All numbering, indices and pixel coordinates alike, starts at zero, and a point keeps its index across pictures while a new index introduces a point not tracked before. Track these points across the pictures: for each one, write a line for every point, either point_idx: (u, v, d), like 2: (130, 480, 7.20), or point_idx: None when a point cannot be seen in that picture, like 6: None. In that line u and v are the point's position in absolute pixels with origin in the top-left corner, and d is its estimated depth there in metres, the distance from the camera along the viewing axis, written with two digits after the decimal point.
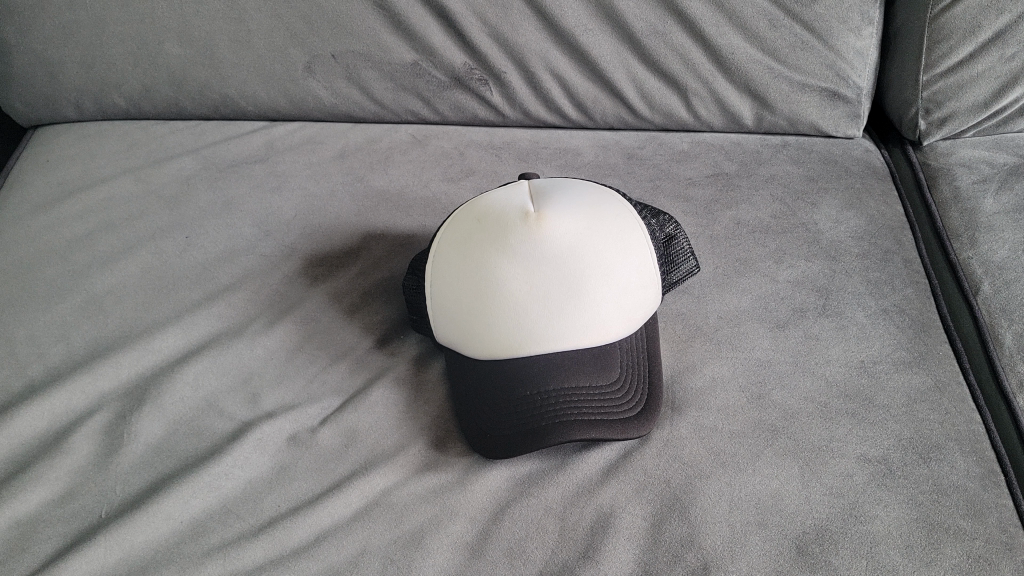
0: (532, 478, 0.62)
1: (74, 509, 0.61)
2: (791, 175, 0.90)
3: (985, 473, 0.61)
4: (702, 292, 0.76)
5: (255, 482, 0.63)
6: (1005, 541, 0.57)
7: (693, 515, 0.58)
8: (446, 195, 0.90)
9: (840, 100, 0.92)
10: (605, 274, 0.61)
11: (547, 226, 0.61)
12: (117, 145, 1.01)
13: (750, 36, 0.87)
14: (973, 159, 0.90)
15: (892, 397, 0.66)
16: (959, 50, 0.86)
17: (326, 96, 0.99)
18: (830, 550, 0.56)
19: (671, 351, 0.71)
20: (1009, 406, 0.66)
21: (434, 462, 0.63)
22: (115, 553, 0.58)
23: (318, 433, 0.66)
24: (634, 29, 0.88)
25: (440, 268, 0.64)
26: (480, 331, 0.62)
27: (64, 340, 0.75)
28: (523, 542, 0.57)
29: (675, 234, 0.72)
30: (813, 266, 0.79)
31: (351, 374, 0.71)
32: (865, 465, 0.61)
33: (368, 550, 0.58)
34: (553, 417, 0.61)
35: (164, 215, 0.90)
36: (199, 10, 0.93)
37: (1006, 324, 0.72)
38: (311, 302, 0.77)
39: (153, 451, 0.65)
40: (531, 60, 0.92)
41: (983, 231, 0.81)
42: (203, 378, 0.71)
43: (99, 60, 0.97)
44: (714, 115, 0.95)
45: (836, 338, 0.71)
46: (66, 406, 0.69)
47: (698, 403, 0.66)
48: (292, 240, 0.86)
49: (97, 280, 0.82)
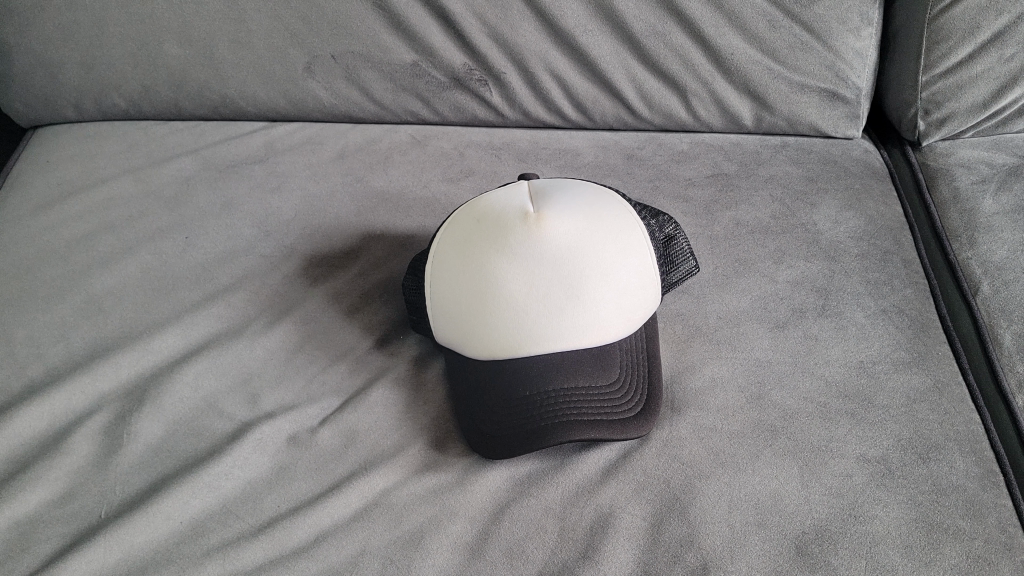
0: (532, 479, 0.62)
1: (74, 509, 0.61)
2: (790, 176, 0.90)
3: (985, 473, 0.61)
4: (702, 292, 0.76)
5: (255, 482, 0.63)
6: (1005, 541, 0.57)
7: (693, 515, 0.58)
8: (446, 196, 0.90)
9: (840, 101, 0.92)
10: (605, 274, 0.61)
11: (547, 226, 0.61)
12: (117, 146, 1.01)
13: (749, 37, 0.87)
14: (972, 159, 0.90)
15: (891, 397, 0.66)
16: (958, 50, 0.86)
17: (326, 96, 0.99)
18: (830, 550, 0.56)
19: (670, 351, 0.71)
20: (1009, 407, 0.66)
21: (434, 462, 0.63)
22: (115, 553, 0.58)
23: (318, 433, 0.66)
24: (634, 29, 0.88)
25: (440, 268, 0.64)
26: (480, 331, 0.62)
27: (64, 340, 0.75)
28: (523, 542, 0.57)
29: (675, 234, 0.72)
30: (812, 266, 0.79)
31: (351, 374, 0.71)
32: (865, 465, 0.61)
33: (367, 551, 0.58)
34: (553, 417, 0.61)
35: (164, 215, 0.90)
36: (199, 10, 0.93)
37: (1005, 324, 0.72)
38: (311, 303, 0.77)
39: (153, 452, 0.65)
40: (531, 61, 0.92)
41: (982, 231, 0.81)
42: (203, 378, 0.71)
43: (99, 61, 0.97)
44: (713, 116, 0.95)
45: (836, 338, 0.71)
46: (66, 406, 0.69)
47: (698, 404, 0.66)
48: (292, 241, 0.86)
49: (97, 280, 0.82)
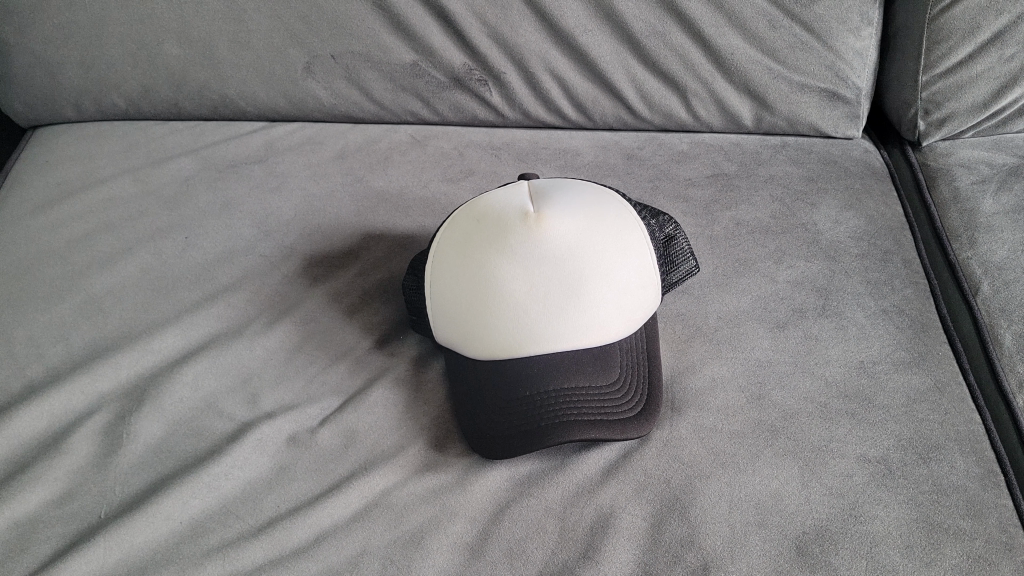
0: (532, 479, 0.62)
1: (74, 510, 0.61)
2: (790, 176, 0.90)
3: (986, 473, 0.61)
4: (702, 292, 0.76)
5: (255, 482, 0.63)
6: (1005, 542, 0.57)
7: (693, 515, 0.58)
8: (446, 196, 0.90)
9: (840, 101, 0.92)
10: (605, 275, 0.61)
11: (547, 226, 0.61)
12: (117, 146, 1.01)
13: (749, 37, 0.87)
14: (972, 159, 0.90)
15: (891, 397, 0.66)
16: (958, 50, 0.86)
17: (325, 96, 0.99)
18: (830, 550, 0.56)
19: (670, 351, 0.71)
20: (1009, 407, 0.66)
21: (434, 462, 0.63)
22: (114, 554, 0.58)
23: (317, 433, 0.66)
24: (634, 29, 0.88)
25: (440, 268, 0.64)
26: (480, 331, 0.62)
27: (64, 341, 0.75)
28: (523, 542, 0.57)
29: (675, 234, 0.72)
30: (813, 266, 0.79)
31: (350, 374, 0.71)
32: (865, 465, 0.61)
33: (367, 551, 0.58)
34: (553, 418, 0.61)
35: (163, 216, 0.90)
36: (198, 10, 0.93)
37: (1006, 324, 0.72)
38: (311, 303, 0.77)
39: (153, 452, 0.65)
40: (531, 61, 0.92)
41: (983, 231, 0.81)
42: (203, 378, 0.71)
43: (99, 61, 0.97)
44: (713, 116, 0.95)
45: (836, 338, 0.71)
46: (66, 406, 0.69)
47: (698, 404, 0.66)
48: (292, 241, 0.86)
49: (97, 281, 0.82)
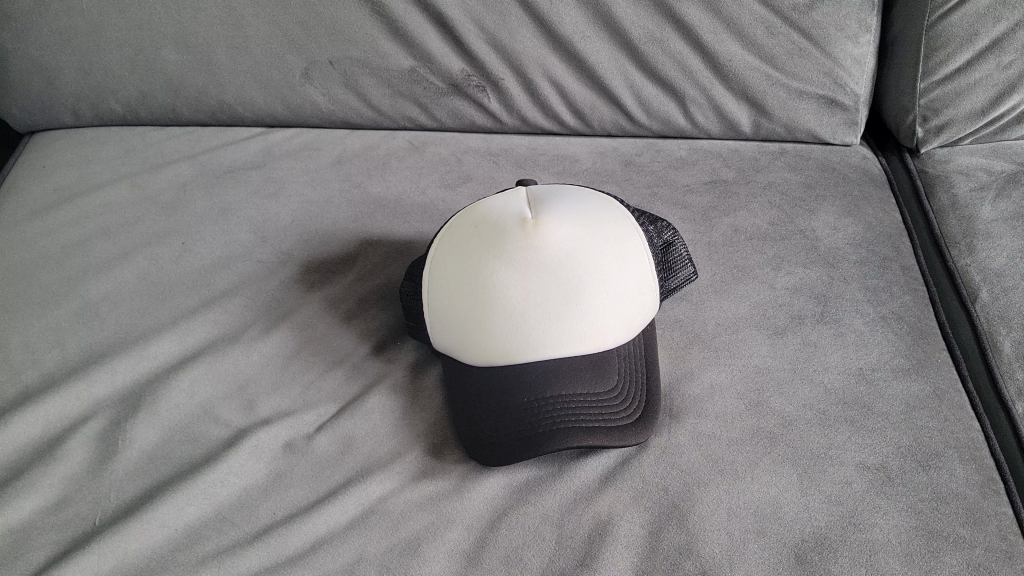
0: (530, 485, 0.61)
1: (67, 517, 0.61)
2: (788, 183, 0.90)
3: (986, 481, 0.60)
4: (702, 298, 0.76)
5: (250, 490, 0.62)
6: (1006, 550, 0.56)
7: (692, 524, 0.58)
8: (444, 201, 0.90)
9: (838, 108, 0.92)
10: (603, 280, 0.60)
11: (545, 233, 0.60)
12: (114, 151, 1.01)
13: (748, 43, 0.87)
14: (970, 167, 0.90)
15: (891, 406, 0.66)
16: (956, 58, 0.86)
17: (324, 102, 0.99)
18: (830, 559, 0.56)
19: (670, 358, 0.71)
20: (1008, 415, 0.66)
21: (430, 468, 0.63)
22: (109, 561, 0.57)
23: (314, 440, 0.65)
24: (633, 36, 0.88)
25: (438, 275, 0.64)
26: (478, 337, 0.61)
27: (59, 346, 0.75)
28: (522, 549, 0.57)
29: (672, 241, 0.72)
30: (811, 273, 0.79)
31: (347, 381, 0.70)
32: (864, 473, 0.61)
33: (364, 558, 0.57)
34: (551, 425, 0.61)
35: (161, 221, 0.90)
36: (196, 16, 0.93)
37: (1005, 332, 0.72)
38: (308, 309, 0.77)
39: (147, 458, 0.65)
40: (530, 68, 0.92)
41: (981, 238, 0.81)
42: (198, 385, 0.70)
43: (96, 66, 0.97)
44: (711, 123, 0.95)
45: (834, 346, 0.71)
46: (61, 414, 0.68)
47: (696, 411, 0.66)
48: (289, 246, 0.85)
49: (92, 287, 0.82)
